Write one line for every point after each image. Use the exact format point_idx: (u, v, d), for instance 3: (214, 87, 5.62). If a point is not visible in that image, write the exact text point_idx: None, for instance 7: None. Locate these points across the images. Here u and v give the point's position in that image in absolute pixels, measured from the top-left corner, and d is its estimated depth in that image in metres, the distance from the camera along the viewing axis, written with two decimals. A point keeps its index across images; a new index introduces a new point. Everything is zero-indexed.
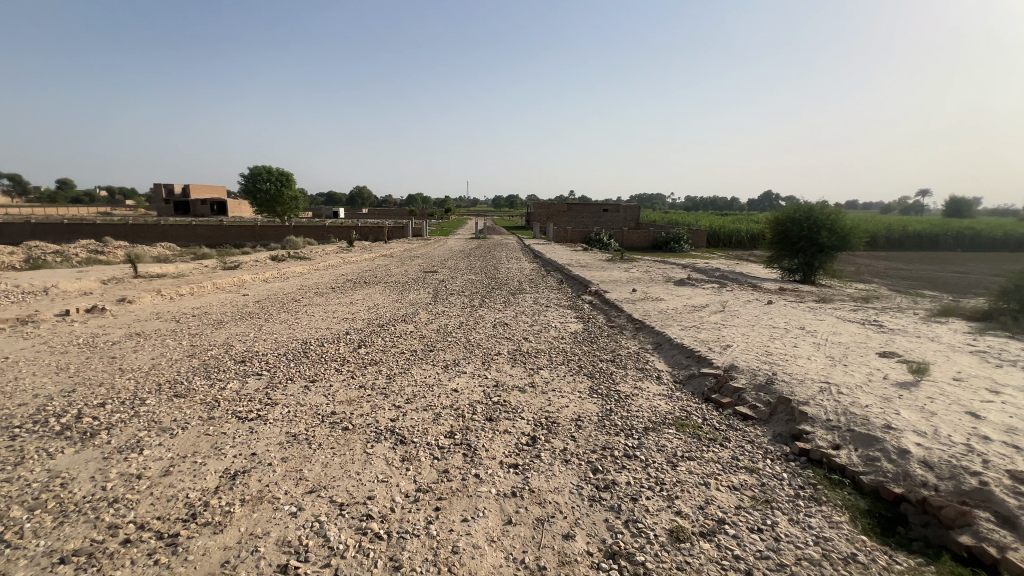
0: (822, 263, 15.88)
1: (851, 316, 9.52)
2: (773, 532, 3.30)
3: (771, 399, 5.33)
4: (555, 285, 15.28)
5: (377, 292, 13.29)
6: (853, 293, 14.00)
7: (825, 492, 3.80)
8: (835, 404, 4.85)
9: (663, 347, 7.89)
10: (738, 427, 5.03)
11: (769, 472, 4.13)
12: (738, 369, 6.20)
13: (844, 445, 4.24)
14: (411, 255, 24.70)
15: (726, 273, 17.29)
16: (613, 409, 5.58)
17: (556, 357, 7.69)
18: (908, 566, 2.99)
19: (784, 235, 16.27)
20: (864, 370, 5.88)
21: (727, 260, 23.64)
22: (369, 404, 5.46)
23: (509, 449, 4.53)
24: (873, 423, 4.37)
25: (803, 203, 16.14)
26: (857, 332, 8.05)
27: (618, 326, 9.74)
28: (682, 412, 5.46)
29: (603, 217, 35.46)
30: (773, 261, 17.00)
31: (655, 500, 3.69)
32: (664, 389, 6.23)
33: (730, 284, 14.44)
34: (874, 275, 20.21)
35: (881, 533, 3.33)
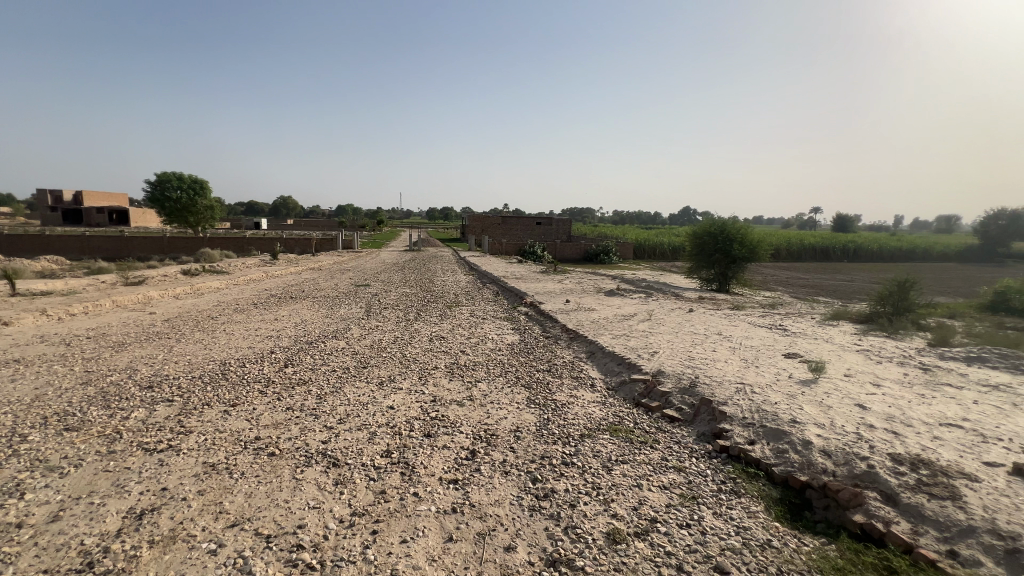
0: (734, 273, 17.32)
1: (760, 321, 10.47)
2: (700, 526, 3.53)
3: (694, 400, 5.71)
4: (492, 297, 15.38)
5: (305, 307, 12.62)
6: (761, 300, 15.43)
7: (743, 484, 4.13)
8: (749, 403, 5.30)
9: (596, 355, 8.20)
10: (666, 429, 5.33)
11: (694, 470, 4.42)
12: (665, 374, 6.59)
13: (758, 440, 4.64)
14: (341, 268, 23.74)
15: (651, 283, 18.35)
16: (550, 418, 5.69)
17: (494, 369, 7.72)
18: (813, 546, 3.31)
19: (702, 247, 17.57)
20: (772, 370, 6.49)
21: (652, 271, 25.13)
22: (298, 427, 5.15)
23: (448, 465, 4.47)
24: (781, 418, 4.82)
25: (717, 217, 17.53)
26: (765, 335, 8.88)
27: (553, 336, 9.98)
28: (615, 418, 5.69)
29: (537, 230, 36.25)
30: (692, 272, 18.28)
31: (592, 505, 3.81)
32: (598, 396, 6.47)
33: (656, 293, 15.32)
34: (778, 283, 22.35)
35: (791, 519, 3.67)
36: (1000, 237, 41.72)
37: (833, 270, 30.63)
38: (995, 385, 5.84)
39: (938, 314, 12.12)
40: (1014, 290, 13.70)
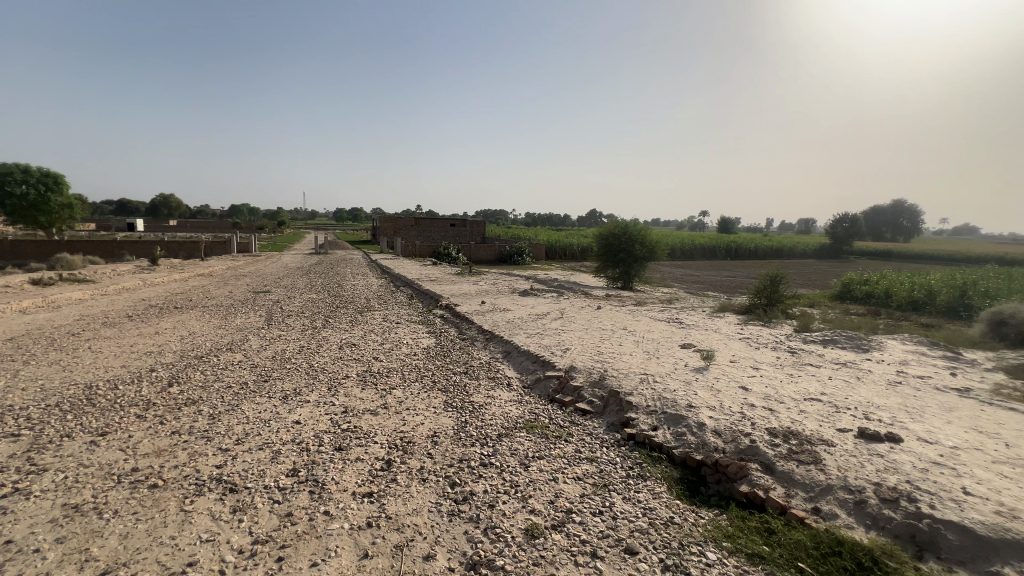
0: (636, 272, 18.58)
1: (660, 316, 11.35)
2: (611, 512, 3.74)
3: (604, 393, 6.04)
4: (406, 301, 15.00)
5: (192, 318, 11.32)
6: (660, 296, 16.74)
7: (648, 468, 4.45)
8: (652, 391, 5.72)
9: (511, 354, 8.33)
10: (579, 422, 5.58)
11: (605, 458, 4.67)
12: (576, 369, 6.88)
13: (660, 425, 5.02)
14: (237, 274, 21.62)
15: (563, 283, 19.08)
16: (468, 420, 5.68)
17: (409, 374, 7.52)
18: (708, 518, 3.66)
19: (608, 247, 18.64)
20: (671, 360, 7.07)
21: (563, 271, 26.17)
22: (186, 453, 4.60)
23: (361, 478, 4.27)
24: (679, 404, 5.26)
25: (621, 220, 18.69)
26: (664, 328, 9.65)
27: (469, 338, 9.96)
28: (531, 415, 5.83)
29: (452, 232, 35.85)
30: (599, 271, 19.30)
31: (511, 503, 3.87)
32: (514, 395, 6.58)
33: (567, 292, 15.96)
34: (675, 280, 24.47)
35: (689, 495, 4.03)
36: (846, 238, 49.38)
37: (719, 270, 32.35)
38: (844, 362, 6.91)
39: (801, 304, 14.05)
40: (855, 283, 16.31)
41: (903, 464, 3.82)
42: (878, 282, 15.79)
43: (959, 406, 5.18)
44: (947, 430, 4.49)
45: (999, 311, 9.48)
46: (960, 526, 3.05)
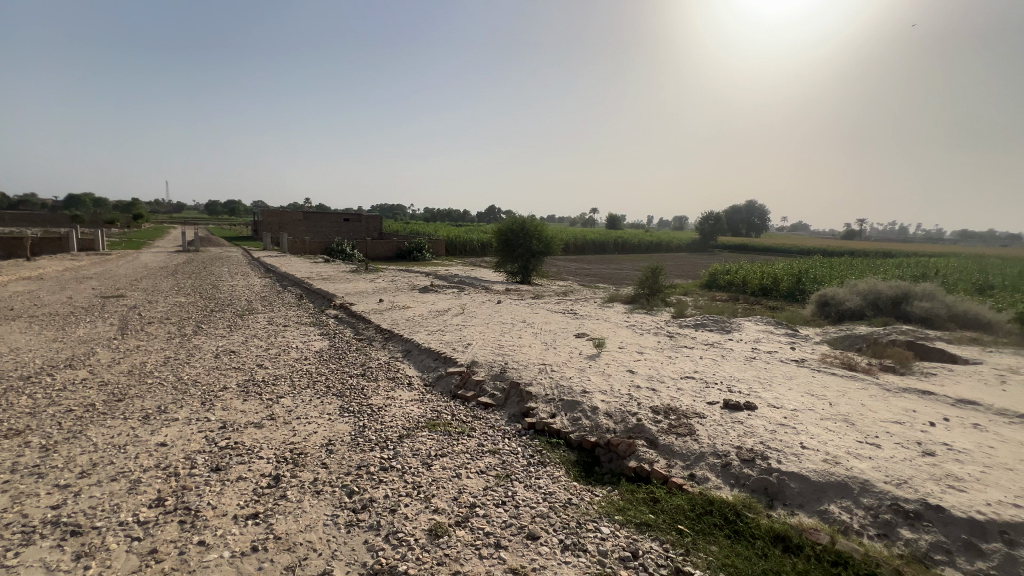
0: (534, 266, 19.21)
1: (556, 307, 11.87)
2: (513, 501, 3.83)
3: (505, 385, 6.16)
4: (294, 301, 13.85)
5: (15, 331, 9.29)
6: (555, 289, 17.50)
7: (548, 454, 4.64)
8: (550, 380, 5.97)
9: (412, 353, 8.12)
10: (481, 416, 5.63)
11: (507, 449, 4.78)
12: (478, 363, 6.92)
13: (558, 412, 5.26)
14: (76, 275, 18.17)
15: (463, 278, 19.06)
16: (366, 424, 5.42)
17: (299, 380, 6.96)
18: (602, 495, 3.92)
19: (506, 243, 18.99)
20: (567, 349, 7.44)
21: (464, 266, 26.10)
22: (8, 496, 3.76)
23: (244, 499, 3.86)
24: (575, 390, 5.56)
25: (518, 215, 19.16)
26: (561, 319, 10.12)
27: (367, 338, 9.50)
28: (433, 413, 5.75)
29: (346, 227, 33.54)
30: (499, 266, 19.58)
31: (413, 505, 3.77)
32: (416, 394, 6.43)
33: (468, 288, 15.98)
34: (569, 273, 25.78)
35: (585, 476, 4.28)
36: (712, 233, 56.04)
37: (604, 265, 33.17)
38: (711, 343, 7.85)
39: (676, 292, 15.66)
40: (719, 272, 18.58)
41: (757, 428, 4.44)
42: (736, 272, 18.17)
43: (797, 374, 6.17)
44: (789, 395, 5.32)
45: (823, 294, 11.47)
46: (800, 475, 3.63)
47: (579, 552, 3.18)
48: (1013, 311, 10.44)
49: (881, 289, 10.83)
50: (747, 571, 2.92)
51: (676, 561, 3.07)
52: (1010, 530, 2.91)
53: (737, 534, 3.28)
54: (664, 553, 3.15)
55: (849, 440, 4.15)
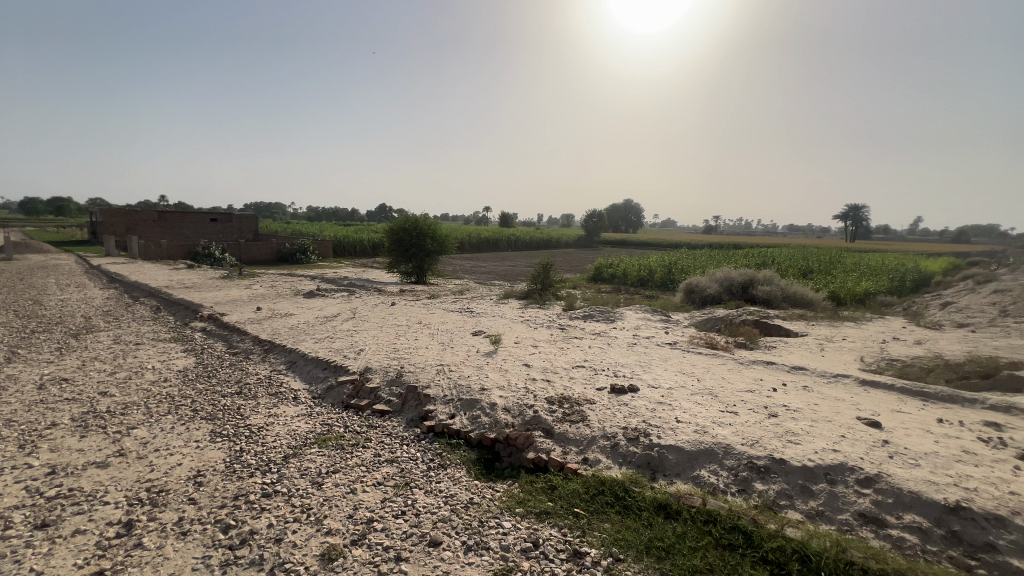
0: (428, 266, 18.84)
1: (453, 307, 11.78)
2: (414, 509, 3.71)
3: (401, 390, 5.94)
4: (148, 315, 11.91)
5: None
6: (452, 288, 17.21)
7: (449, 456, 4.58)
8: (448, 380, 5.89)
9: (297, 364, 7.46)
10: (377, 425, 5.38)
11: (406, 457, 4.62)
12: (372, 370, 6.58)
13: (457, 412, 5.22)
14: None
15: (354, 281, 18.07)
16: (244, 447, 4.87)
17: (157, 406, 6.01)
18: (503, 490, 3.98)
19: (399, 242, 18.36)
20: (465, 348, 7.42)
21: (354, 268, 24.74)
22: None
23: (84, 556, 3.21)
24: (473, 389, 5.56)
25: (410, 214, 18.66)
26: (457, 319, 10.06)
27: (242, 352, 8.51)
28: (323, 427, 5.35)
29: (213, 228, 29.60)
30: (392, 267, 18.86)
31: (303, 530, 3.47)
32: (302, 409, 5.93)
33: (358, 290, 15.16)
34: (466, 272, 25.82)
35: (486, 473, 4.31)
36: (597, 229, 60.15)
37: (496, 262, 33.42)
38: (598, 332, 8.41)
39: (567, 287, 16.51)
40: (603, 266, 19.97)
41: (639, 408, 4.84)
42: (618, 265, 19.68)
43: (671, 356, 6.87)
44: (665, 375, 5.89)
45: (689, 283, 12.91)
46: (676, 447, 4.04)
47: (482, 551, 3.18)
48: (826, 290, 12.80)
49: (733, 276, 12.52)
50: (636, 543, 3.16)
51: (574, 544, 3.21)
52: (832, 471, 3.54)
53: (626, 509, 3.54)
54: (562, 538, 3.28)
55: (713, 411, 4.72)
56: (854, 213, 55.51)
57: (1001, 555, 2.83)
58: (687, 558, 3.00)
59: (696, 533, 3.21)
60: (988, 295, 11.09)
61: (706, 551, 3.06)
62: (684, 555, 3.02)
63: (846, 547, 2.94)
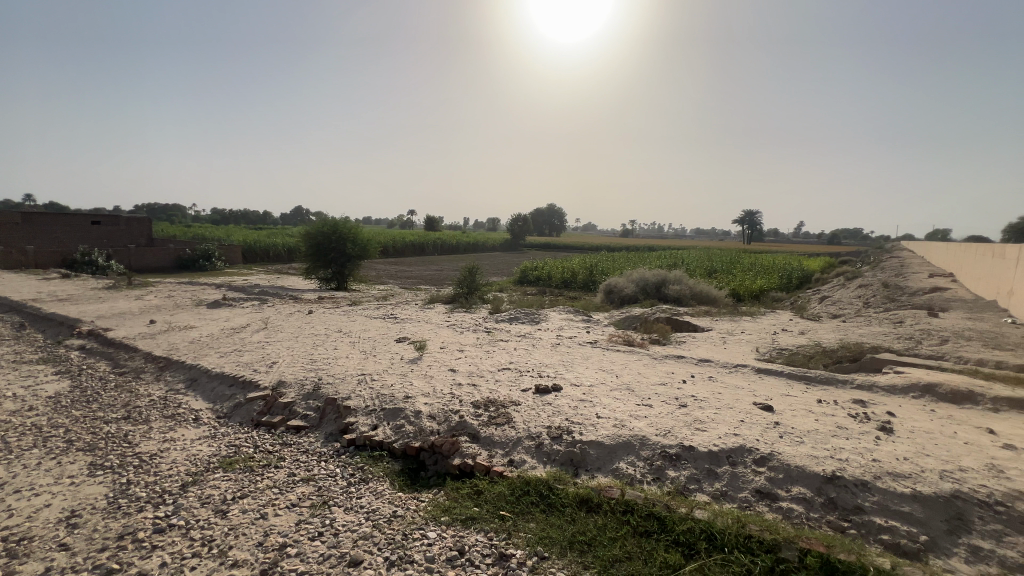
0: (349, 271, 18.03)
1: (376, 313, 11.35)
2: (332, 529, 3.50)
3: (319, 403, 5.60)
4: (10, 334, 10.20)
5: None
6: (376, 293, 16.62)
7: (370, 469, 4.39)
8: (370, 390, 5.65)
9: (199, 381, 6.76)
10: (291, 442, 5.02)
11: (324, 474, 4.36)
12: (285, 384, 6.13)
13: (380, 423, 5.02)
14: None
15: (266, 288, 16.81)
16: (133, 478, 4.32)
17: (20, 440, 5.15)
18: (428, 499, 3.89)
19: (316, 247, 17.38)
20: (388, 356, 7.18)
21: (266, 275, 23.00)
22: None
23: None
24: (397, 397, 5.38)
25: (328, 217, 17.74)
26: (380, 325, 9.72)
27: (131, 371, 7.56)
28: (230, 449, 4.90)
29: (94, 232, 26.03)
30: (309, 273, 17.80)
31: (204, 566, 3.14)
32: (205, 431, 5.39)
33: (271, 299, 14.12)
34: (390, 277, 25.05)
35: (411, 484, 4.19)
36: (522, 232, 61.21)
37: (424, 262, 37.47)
38: (523, 334, 8.54)
39: (493, 290, 16.57)
40: (529, 268, 20.35)
41: (563, 407, 4.97)
42: (542, 268, 20.16)
43: (592, 354, 7.13)
44: (587, 373, 6.11)
45: (609, 284, 13.52)
46: (597, 442, 4.19)
47: (406, 565, 3.08)
48: (728, 288, 14.04)
49: (647, 277, 13.33)
50: (560, 540, 3.23)
51: (499, 547, 3.22)
52: (733, 454, 3.86)
53: (551, 507, 3.61)
54: (488, 543, 3.27)
55: (630, 405, 4.97)
56: (750, 219, 61.72)
57: (867, 515, 3.25)
58: (607, 549, 3.12)
59: (615, 523, 3.34)
60: (855, 290, 12.79)
61: (624, 540, 3.20)
62: (605, 546, 3.14)
63: (745, 522, 3.22)
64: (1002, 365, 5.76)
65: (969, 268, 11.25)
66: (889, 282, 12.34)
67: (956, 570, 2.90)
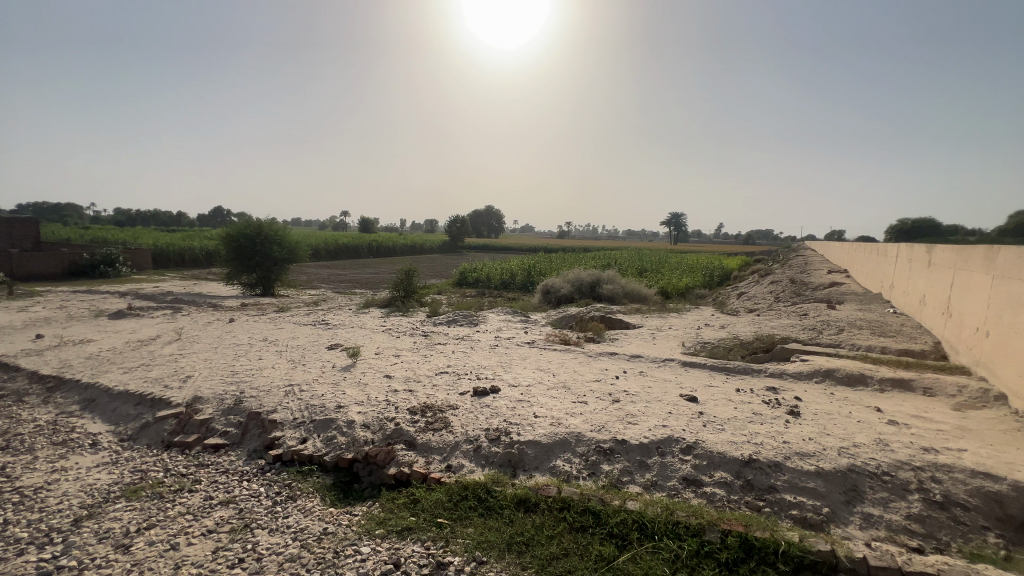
0: (277, 276, 16.95)
1: (306, 320, 10.76)
2: (254, 554, 3.27)
3: (241, 418, 5.19)
4: None
5: None
6: (306, 299, 15.74)
7: (298, 486, 4.14)
8: (298, 401, 5.33)
9: (97, 402, 6.04)
10: (209, 463, 4.62)
11: (246, 494, 4.05)
12: (201, 399, 5.62)
13: (309, 436, 4.75)
14: None
15: (180, 296, 15.38)
16: (12, 518, 3.77)
17: None
18: (363, 512, 3.73)
19: (238, 250, 16.19)
20: (318, 365, 6.82)
21: (181, 281, 21.10)
22: None
23: None
24: (328, 407, 5.11)
25: (251, 218, 16.60)
26: (310, 333, 9.22)
27: (11, 395, 6.60)
28: (136, 475, 4.42)
29: None
30: (231, 278, 16.53)
31: None
32: (105, 458, 4.82)
33: (186, 307, 12.94)
34: (322, 280, 23.90)
35: (344, 497, 4.00)
36: (461, 234, 60.71)
37: (359, 262, 39.70)
38: (462, 337, 8.45)
39: (431, 293, 16.27)
40: (467, 270, 20.23)
41: (501, 409, 4.96)
42: (481, 269, 20.13)
43: (530, 354, 7.20)
44: (525, 374, 6.15)
45: (546, 284, 13.74)
46: (535, 442, 4.23)
47: None
48: (657, 286, 14.77)
49: (583, 277, 13.71)
50: (499, 542, 3.22)
51: (437, 555, 3.15)
52: (662, 445, 4.05)
53: (489, 510, 3.58)
54: (425, 552, 3.20)
55: (566, 403, 5.08)
56: (677, 221, 65.51)
57: (779, 493, 3.54)
58: (545, 547, 3.15)
59: (552, 521, 3.39)
60: (767, 286, 13.94)
61: (561, 537, 3.25)
62: (542, 545, 3.17)
63: (673, 509, 3.39)
64: (887, 350, 6.51)
65: (860, 264, 12.58)
66: (795, 278, 13.58)
67: (852, 536, 3.24)
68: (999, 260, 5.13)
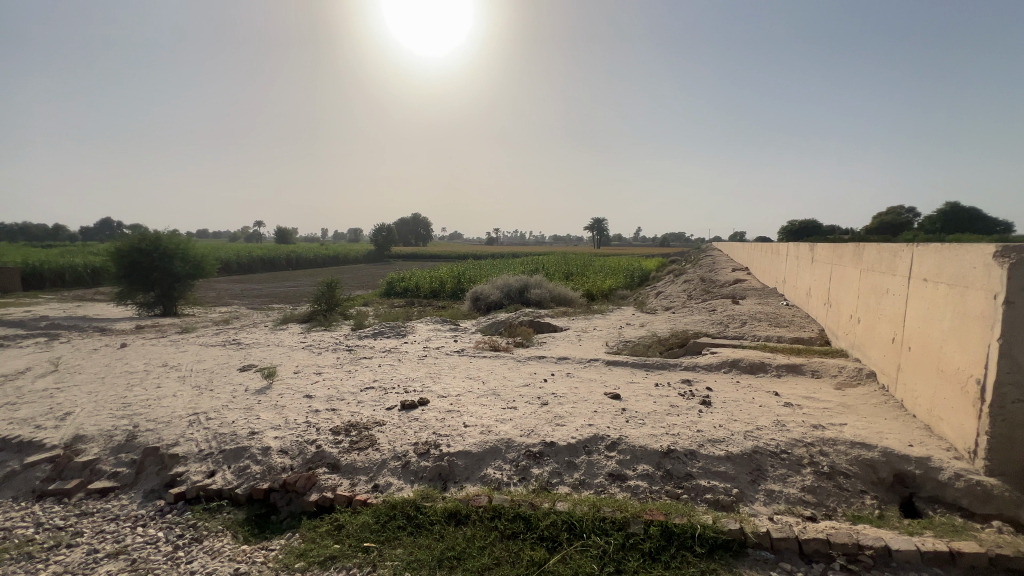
0: (181, 293, 15.37)
1: (214, 340, 9.85)
2: None
3: (134, 456, 4.61)
4: None
5: None
6: (215, 317, 14.41)
7: (205, 525, 3.75)
8: (205, 431, 4.84)
9: None
10: (95, 510, 4.06)
11: (141, 542, 3.60)
12: (84, 437, 4.92)
13: (218, 468, 4.33)
14: None
15: (58, 320, 13.43)
16: None
17: None
18: (280, 547, 3.46)
19: (133, 266, 14.50)
20: (228, 389, 6.26)
21: (60, 304, 18.42)
22: None
23: None
24: (240, 434, 4.70)
25: (147, 230, 14.93)
26: (219, 354, 8.45)
27: None
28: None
29: None
30: (123, 298, 14.73)
31: None
32: None
33: (67, 333, 11.32)
34: (234, 297, 22.02)
35: (258, 532, 3.69)
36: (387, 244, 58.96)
37: (276, 274, 37.78)
38: (389, 349, 8.18)
39: (356, 304, 15.60)
40: (395, 280, 19.70)
41: (430, 421, 4.85)
42: (409, 278, 19.69)
43: (459, 363, 7.12)
44: (454, 383, 6.07)
45: (476, 291, 13.70)
46: (465, 452, 4.17)
47: None
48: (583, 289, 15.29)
49: (512, 283, 13.86)
50: (430, 560, 3.13)
51: None
52: (589, 443, 4.16)
53: (418, 528, 3.47)
54: None
55: (497, 410, 5.07)
56: (598, 226, 68.54)
57: (694, 479, 3.78)
58: (476, 559, 3.11)
59: (484, 531, 3.35)
60: (681, 285, 14.97)
61: (493, 546, 3.23)
62: (473, 558, 3.13)
63: (600, 506, 3.49)
64: (782, 339, 7.24)
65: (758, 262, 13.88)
66: (705, 277, 14.71)
67: (757, 512, 3.54)
68: (866, 255, 5.87)
